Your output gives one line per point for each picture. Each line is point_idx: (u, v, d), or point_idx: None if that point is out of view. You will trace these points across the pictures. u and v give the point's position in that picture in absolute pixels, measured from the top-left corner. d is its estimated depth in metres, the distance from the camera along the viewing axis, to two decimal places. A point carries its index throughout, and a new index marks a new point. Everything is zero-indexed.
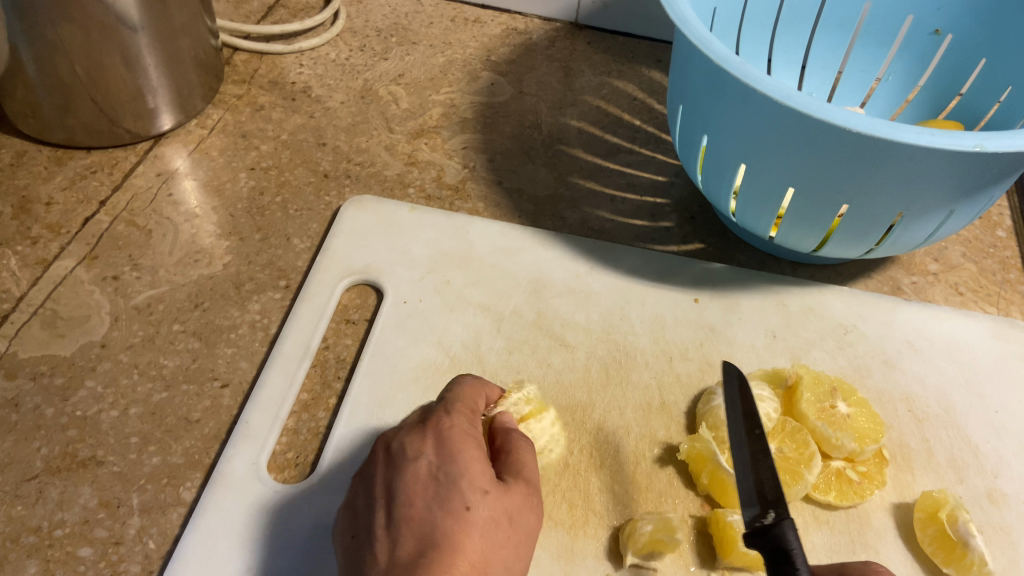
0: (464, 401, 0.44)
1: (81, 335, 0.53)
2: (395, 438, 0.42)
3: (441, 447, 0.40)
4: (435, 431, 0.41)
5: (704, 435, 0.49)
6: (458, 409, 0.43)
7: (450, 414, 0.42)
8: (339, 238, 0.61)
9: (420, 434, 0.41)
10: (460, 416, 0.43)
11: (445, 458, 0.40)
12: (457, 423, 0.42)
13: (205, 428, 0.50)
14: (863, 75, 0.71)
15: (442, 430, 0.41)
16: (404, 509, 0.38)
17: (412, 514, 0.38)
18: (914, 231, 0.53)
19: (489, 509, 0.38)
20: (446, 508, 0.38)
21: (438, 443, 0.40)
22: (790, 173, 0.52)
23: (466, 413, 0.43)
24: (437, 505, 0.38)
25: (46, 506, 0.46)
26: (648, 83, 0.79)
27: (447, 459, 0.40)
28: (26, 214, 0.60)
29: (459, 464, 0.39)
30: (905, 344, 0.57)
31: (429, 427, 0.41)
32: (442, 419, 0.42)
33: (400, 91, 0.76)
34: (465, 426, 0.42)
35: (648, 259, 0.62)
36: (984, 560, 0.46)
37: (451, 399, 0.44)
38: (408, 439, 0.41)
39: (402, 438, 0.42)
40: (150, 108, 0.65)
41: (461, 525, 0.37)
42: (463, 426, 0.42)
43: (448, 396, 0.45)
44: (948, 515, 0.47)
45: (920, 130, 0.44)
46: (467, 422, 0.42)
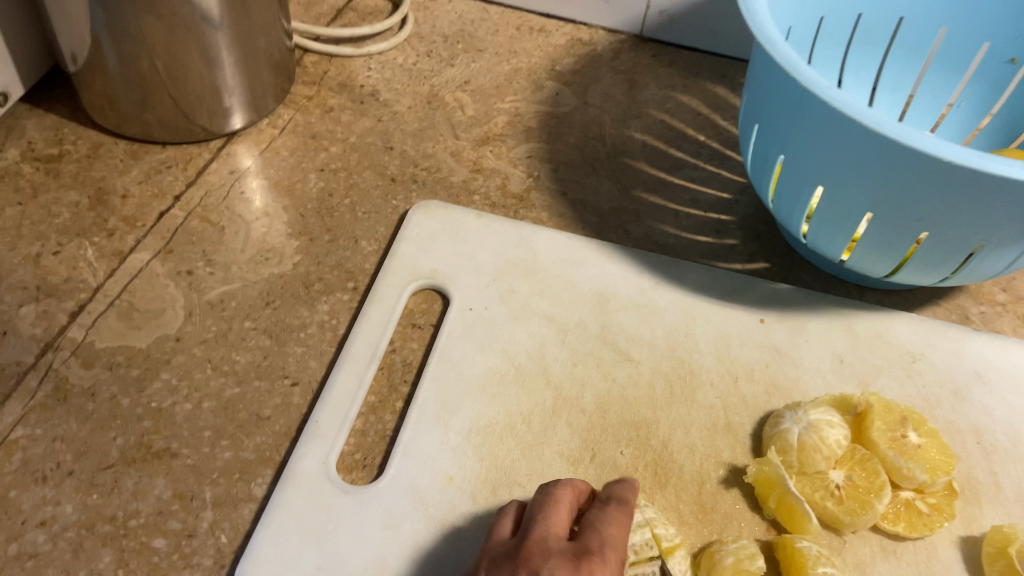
0: (615, 547, 0.42)
1: (156, 328, 0.54)
2: (541, 566, 0.40)
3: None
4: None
5: (772, 459, 0.49)
6: (613, 557, 0.41)
7: (604, 568, 0.40)
8: (406, 243, 0.61)
9: None
10: (611, 569, 0.40)
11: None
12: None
13: (275, 426, 0.51)
14: (934, 100, 0.70)
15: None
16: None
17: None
18: (991, 262, 0.53)
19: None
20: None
21: None
22: (869, 199, 0.51)
23: (614, 568, 0.41)
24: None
25: (122, 496, 0.46)
26: (713, 98, 0.78)
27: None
28: (103, 206, 0.62)
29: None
30: (974, 375, 0.57)
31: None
32: (597, 571, 0.40)
33: (465, 98, 0.76)
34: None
35: (713, 276, 0.62)
36: None
37: (606, 541, 0.42)
38: None
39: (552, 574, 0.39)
40: (225, 106, 0.66)
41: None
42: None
43: (600, 530, 0.42)
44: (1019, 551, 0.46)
45: (1012, 163, 0.44)
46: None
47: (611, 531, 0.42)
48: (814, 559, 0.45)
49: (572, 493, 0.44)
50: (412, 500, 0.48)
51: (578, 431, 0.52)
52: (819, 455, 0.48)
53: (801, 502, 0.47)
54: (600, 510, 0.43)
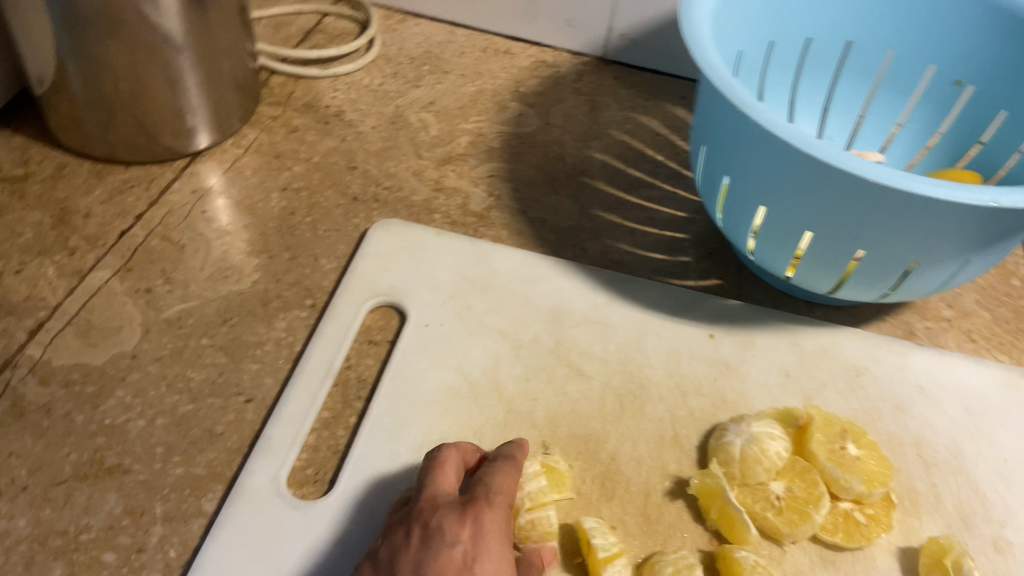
0: (505, 494, 0.45)
1: (112, 345, 0.55)
2: (431, 517, 0.43)
3: (478, 541, 0.42)
4: (477, 525, 0.42)
5: (714, 471, 0.50)
6: (498, 502, 0.44)
7: (491, 508, 0.43)
8: (365, 260, 0.63)
9: (459, 519, 0.42)
10: (501, 510, 0.44)
11: (481, 552, 0.41)
12: (498, 518, 0.43)
13: (228, 442, 0.52)
14: (883, 120, 0.72)
15: (483, 525, 0.42)
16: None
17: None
18: (929, 279, 0.54)
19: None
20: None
21: (476, 535, 0.42)
22: (808, 217, 0.53)
23: (505, 512, 0.44)
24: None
25: (72, 511, 0.47)
26: (673, 119, 0.80)
27: (483, 555, 0.41)
28: (65, 225, 0.63)
29: (497, 555, 0.42)
30: (917, 389, 0.58)
31: (471, 516, 0.42)
32: (486, 511, 0.43)
33: (430, 118, 0.78)
34: (504, 523, 0.43)
35: (666, 292, 0.63)
36: None
37: (492, 489, 0.44)
38: (447, 520, 0.42)
39: (440, 518, 0.42)
40: (189, 127, 0.67)
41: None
42: (501, 525, 0.43)
43: (490, 483, 0.45)
44: (954, 562, 0.47)
45: (936, 183, 0.46)
46: (505, 517, 0.44)
47: (501, 484, 0.45)
48: (751, 568, 0.46)
49: (455, 453, 0.47)
50: (361, 514, 0.49)
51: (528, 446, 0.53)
52: (759, 467, 0.50)
53: (740, 513, 0.48)
54: (493, 465, 0.46)
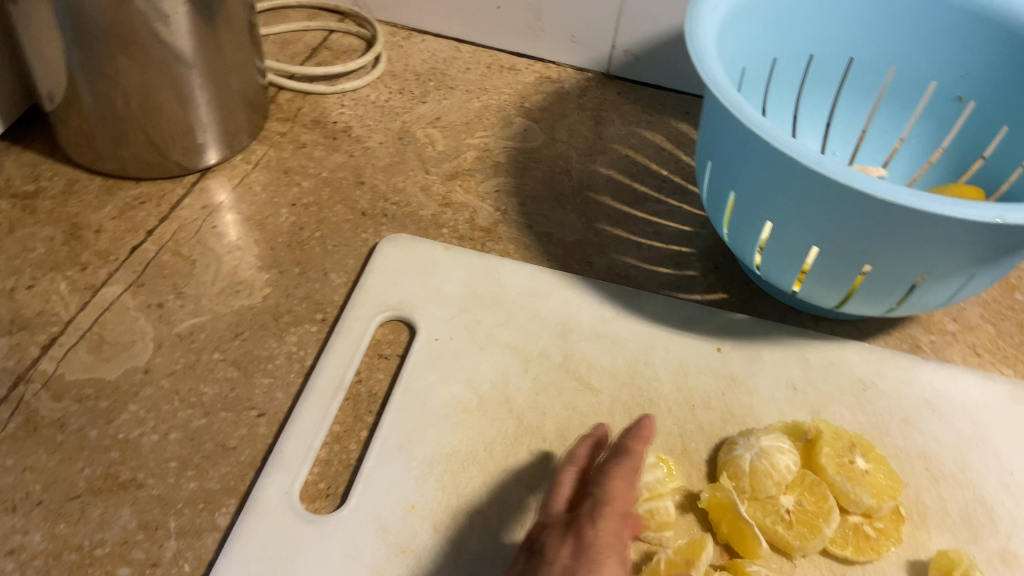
0: (615, 503, 0.46)
1: (125, 360, 0.55)
2: (538, 536, 0.45)
3: (581, 555, 0.43)
4: (579, 541, 0.44)
5: (724, 484, 0.51)
6: (608, 510, 0.45)
7: (597, 522, 0.45)
8: (374, 275, 0.63)
9: (562, 537, 0.44)
10: (617, 515, 0.46)
11: (589, 567, 0.42)
12: (608, 531, 0.44)
13: (241, 456, 0.52)
14: (886, 135, 0.73)
15: (586, 541, 0.44)
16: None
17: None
18: (934, 293, 0.55)
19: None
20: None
21: (578, 550, 0.43)
22: (815, 233, 0.53)
23: (616, 519, 0.45)
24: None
25: (87, 526, 0.47)
26: (676, 134, 0.81)
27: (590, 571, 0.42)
28: (77, 240, 0.63)
29: (611, 566, 0.43)
30: (923, 403, 0.58)
31: (573, 533, 0.44)
32: (589, 528, 0.44)
33: (436, 134, 0.78)
34: (616, 533, 0.45)
35: (672, 306, 0.64)
36: None
37: (604, 497, 0.46)
38: (552, 539, 0.44)
39: (545, 539, 0.45)
40: (199, 143, 0.68)
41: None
42: (611, 535, 0.44)
43: (601, 492, 0.47)
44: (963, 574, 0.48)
45: (943, 200, 0.46)
46: (618, 524, 0.45)
47: (613, 490, 0.47)
48: None
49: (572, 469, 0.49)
50: (373, 528, 0.49)
51: (538, 459, 0.54)
52: (769, 481, 0.50)
53: (751, 526, 0.48)
54: (606, 472, 0.48)
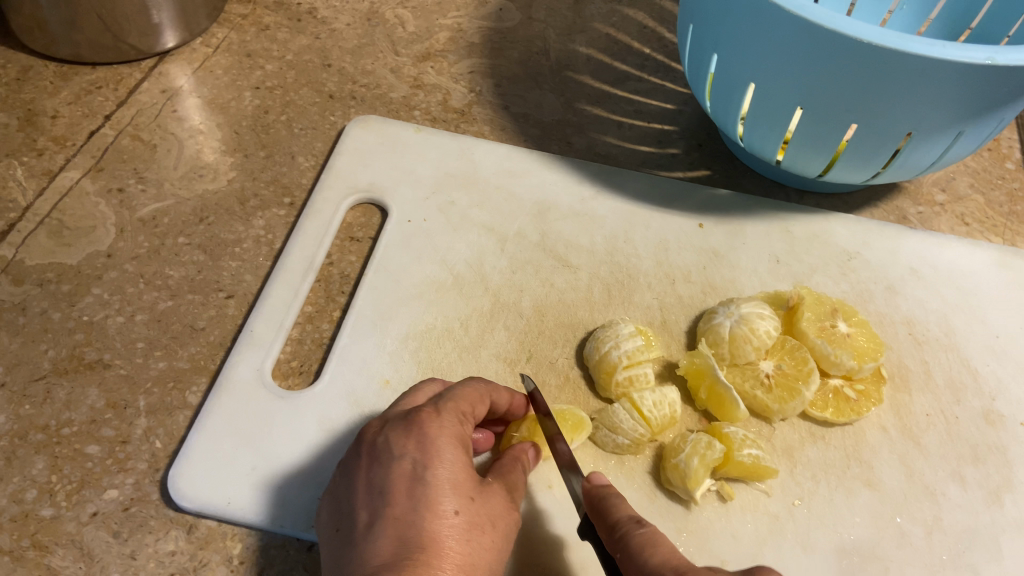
0: (459, 402, 0.40)
1: (87, 245, 0.54)
2: (378, 433, 0.38)
3: (426, 447, 0.37)
4: (423, 434, 0.37)
5: (703, 351, 0.50)
6: (450, 410, 0.39)
7: (441, 414, 0.38)
8: (343, 157, 0.61)
9: (405, 431, 0.38)
10: (454, 418, 0.39)
11: (431, 458, 0.36)
12: (448, 424, 0.38)
13: (210, 336, 0.51)
14: (876, 4, 0.68)
15: (428, 431, 0.37)
16: (385, 513, 0.35)
17: (395, 517, 0.35)
18: (921, 154, 0.53)
19: (474, 516, 0.36)
20: (432, 514, 0.35)
21: (424, 443, 0.37)
22: (797, 94, 0.51)
23: (460, 416, 0.39)
24: (422, 509, 0.35)
25: (54, 405, 0.46)
26: (659, 11, 0.77)
27: (434, 461, 0.36)
28: (32, 126, 0.61)
29: (451, 461, 0.36)
30: (909, 270, 0.57)
31: (417, 429, 0.37)
32: (431, 418, 0.38)
33: (406, 15, 0.74)
34: (458, 425, 0.38)
35: (652, 183, 0.62)
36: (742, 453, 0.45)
37: (448, 395, 0.40)
38: (393, 434, 0.38)
39: (387, 433, 0.38)
40: (154, 24, 0.64)
41: (445, 534, 0.34)
42: (452, 428, 0.38)
43: (446, 393, 0.40)
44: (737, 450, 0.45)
45: (931, 42, 0.44)
46: (461, 423, 0.39)
47: (460, 391, 0.40)
48: (741, 441, 0.45)
49: (436, 385, 0.44)
50: (347, 403, 0.48)
51: (515, 334, 0.53)
52: (749, 346, 0.49)
53: (730, 390, 0.47)
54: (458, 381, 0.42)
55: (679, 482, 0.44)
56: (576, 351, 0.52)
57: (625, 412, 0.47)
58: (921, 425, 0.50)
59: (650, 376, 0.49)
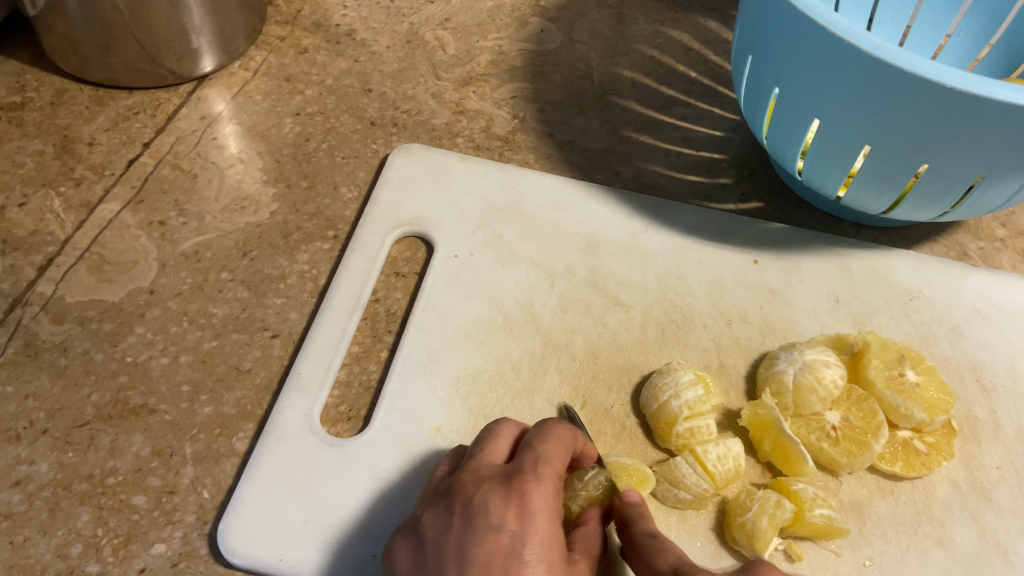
0: (554, 464, 0.39)
1: (128, 281, 0.52)
2: (474, 493, 0.37)
3: (526, 522, 0.36)
4: (524, 504, 0.37)
5: (766, 401, 0.48)
6: (548, 475, 0.38)
7: (540, 483, 0.38)
8: (387, 188, 0.59)
9: (504, 498, 0.37)
10: (550, 485, 0.38)
11: (530, 536, 0.36)
12: (545, 493, 0.37)
13: (256, 378, 0.49)
14: (932, 29, 0.66)
15: (529, 504, 0.37)
16: None
17: None
18: (993, 195, 0.51)
19: None
20: None
21: (524, 517, 0.36)
22: (866, 133, 0.49)
23: (554, 483, 0.39)
24: None
25: (98, 453, 0.45)
26: (704, 33, 0.75)
27: (533, 538, 0.36)
28: (69, 154, 0.59)
29: (547, 537, 0.36)
30: (973, 312, 0.55)
31: (518, 495, 0.37)
32: (532, 488, 0.37)
33: (447, 36, 0.73)
34: (554, 495, 0.38)
35: (705, 217, 0.60)
36: (813, 513, 0.43)
37: (544, 454, 0.39)
38: (491, 499, 0.37)
39: (485, 496, 0.37)
40: (193, 48, 0.62)
41: None
42: (549, 500, 0.38)
43: (538, 454, 0.40)
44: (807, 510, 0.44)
45: (1016, 87, 0.43)
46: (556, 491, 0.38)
47: (552, 449, 0.40)
48: (811, 501, 0.44)
49: (516, 427, 0.43)
50: (398, 452, 0.47)
51: (568, 378, 0.51)
52: (814, 397, 0.47)
53: (796, 444, 0.45)
54: (539, 426, 0.42)
55: (746, 542, 0.43)
56: (632, 398, 0.51)
57: (688, 466, 0.45)
58: (992, 478, 0.48)
59: (712, 429, 0.47)
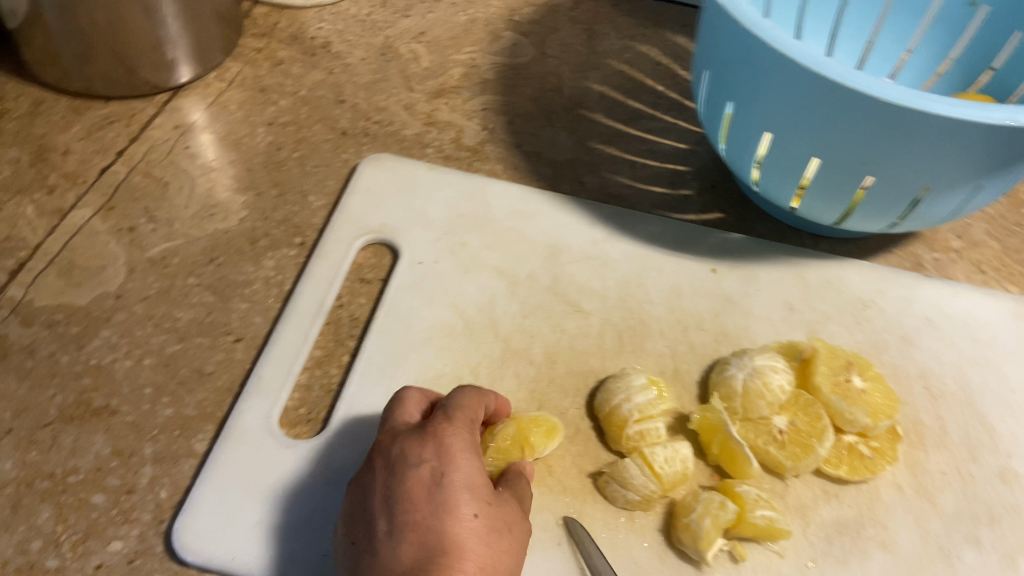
0: (466, 409, 0.43)
1: (96, 285, 0.54)
2: (393, 444, 0.41)
3: (443, 457, 0.40)
4: (438, 442, 0.40)
5: (716, 405, 0.49)
6: (459, 418, 0.42)
7: (452, 425, 0.42)
8: (355, 196, 0.60)
9: (420, 441, 0.41)
10: (464, 425, 0.42)
11: (448, 466, 0.40)
12: (460, 432, 0.41)
13: (218, 381, 0.50)
14: (893, 45, 0.67)
15: (443, 441, 0.41)
16: (406, 518, 0.38)
17: (417, 521, 0.38)
18: (940, 206, 0.52)
19: (492, 520, 0.39)
20: (454, 517, 0.38)
21: (440, 451, 0.40)
22: (814, 146, 0.51)
23: (466, 423, 0.42)
24: (443, 514, 0.38)
25: (60, 453, 0.46)
26: (673, 48, 0.77)
27: (450, 469, 0.39)
28: (44, 162, 0.61)
29: (467, 468, 0.40)
30: (924, 321, 0.57)
31: (432, 436, 0.41)
32: (444, 429, 0.41)
33: (421, 49, 0.74)
34: (469, 434, 0.42)
35: (666, 227, 0.61)
36: (755, 515, 0.44)
37: (452, 405, 0.43)
38: (407, 445, 0.41)
39: (402, 443, 0.41)
40: (168, 60, 0.64)
41: (466, 536, 0.37)
42: (466, 439, 0.41)
43: (448, 402, 0.44)
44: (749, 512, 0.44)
45: (950, 101, 0.44)
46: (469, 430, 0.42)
47: (460, 400, 0.44)
48: (754, 502, 0.45)
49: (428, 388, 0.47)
50: (354, 453, 0.48)
51: (525, 383, 0.52)
52: (762, 401, 0.48)
53: (742, 447, 0.46)
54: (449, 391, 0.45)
55: (690, 543, 0.44)
56: (588, 400, 0.52)
57: (637, 467, 0.46)
58: (937, 483, 0.49)
59: (662, 431, 0.48)
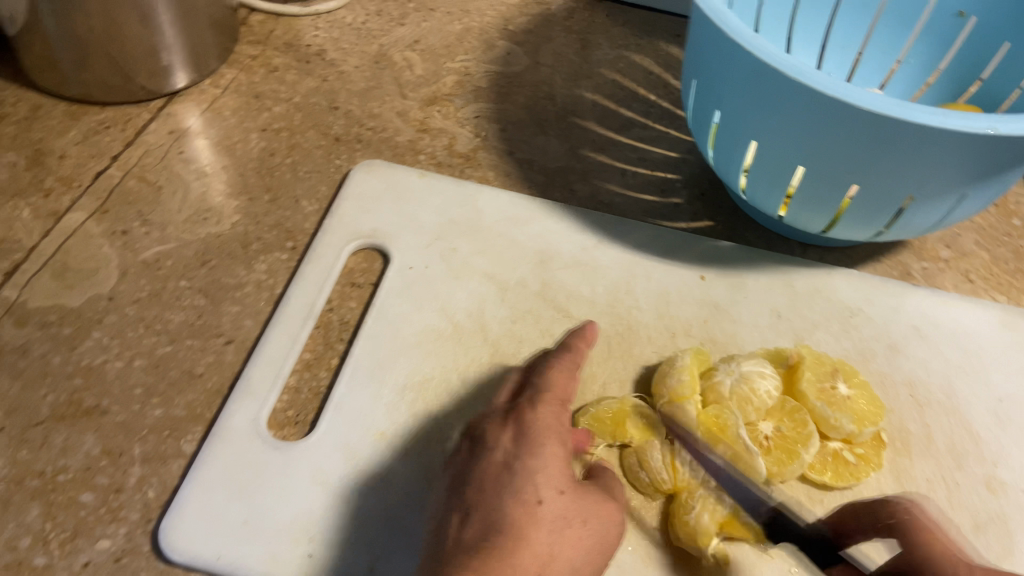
0: (554, 392, 0.46)
1: (89, 287, 0.54)
2: (477, 427, 0.46)
3: (520, 441, 0.43)
4: (519, 425, 0.44)
5: (728, 408, 0.48)
6: (549, 399, 0.45)
7: (538, 406, 0.45)
8: (347, 201, 0.61)
9: (503, 426, 0.45)
10: (552, 404, 0.45)
11: (522, 452, 0.42)
12: (547, 412, 0.45)
13: (207, 383, 0.51)
14: (883, 56, 0.68)
15: (525, 426, 0.44)
16: (477, 498, 0.41)
17: (485, 504, 0.41)
18: (925, 215, 0.53)
19: (560, 509, 0.40)
20: (516, 500, 0.40)
21: (519, 436, 0.43)
22: (800, 154, 0.51)
23: (556, 405, 0.45)
24: (508, 495, 0.41)
25: (49, 452, 0.46)
26: (665, 57, 0.78)
27: (522, 453, 0.42)
28: (40, 166, 0.61)
29: (549, 450, 0.42)
30: (911, 329, 0.57)
31: (513, 419, 0.44)
32: (527, 415, 0.44)
33: (415, 57, 0.75)
34: (556, 418, 0.44)
35: (655, 234, 0.62)
36: (746, 513, 0.45)
37: (545, 386, 0.47)
38: (489, 427, 0.45)
39: (484, 427, 0.45)
40: (164, 66, 0.65)
41: (529, 518, 0.40)
42: (554, 420, 0.44)
43: (541, 381, 0.47)
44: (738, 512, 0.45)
45: (933, 111, 0.44)
46: (559, 411, 0.45)
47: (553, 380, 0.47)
48: None
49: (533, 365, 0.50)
50: (341, 455, 0.48)
51: None
52: (749, 407, 0.48)
53: (752, 452, 0.46)
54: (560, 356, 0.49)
55: (688, 541, 0.45)
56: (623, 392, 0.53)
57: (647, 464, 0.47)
58: (922, 490, 0.49)
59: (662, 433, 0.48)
